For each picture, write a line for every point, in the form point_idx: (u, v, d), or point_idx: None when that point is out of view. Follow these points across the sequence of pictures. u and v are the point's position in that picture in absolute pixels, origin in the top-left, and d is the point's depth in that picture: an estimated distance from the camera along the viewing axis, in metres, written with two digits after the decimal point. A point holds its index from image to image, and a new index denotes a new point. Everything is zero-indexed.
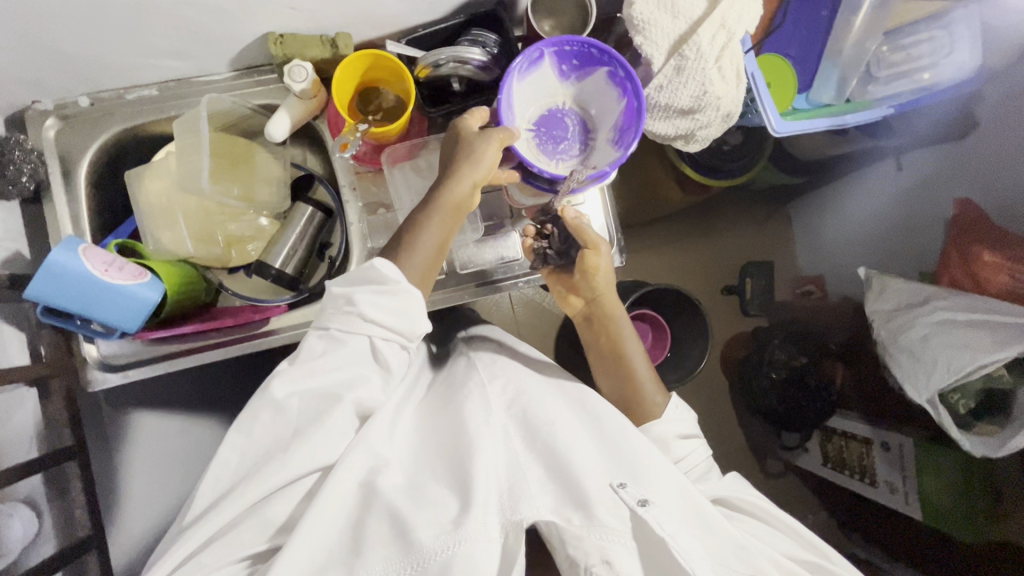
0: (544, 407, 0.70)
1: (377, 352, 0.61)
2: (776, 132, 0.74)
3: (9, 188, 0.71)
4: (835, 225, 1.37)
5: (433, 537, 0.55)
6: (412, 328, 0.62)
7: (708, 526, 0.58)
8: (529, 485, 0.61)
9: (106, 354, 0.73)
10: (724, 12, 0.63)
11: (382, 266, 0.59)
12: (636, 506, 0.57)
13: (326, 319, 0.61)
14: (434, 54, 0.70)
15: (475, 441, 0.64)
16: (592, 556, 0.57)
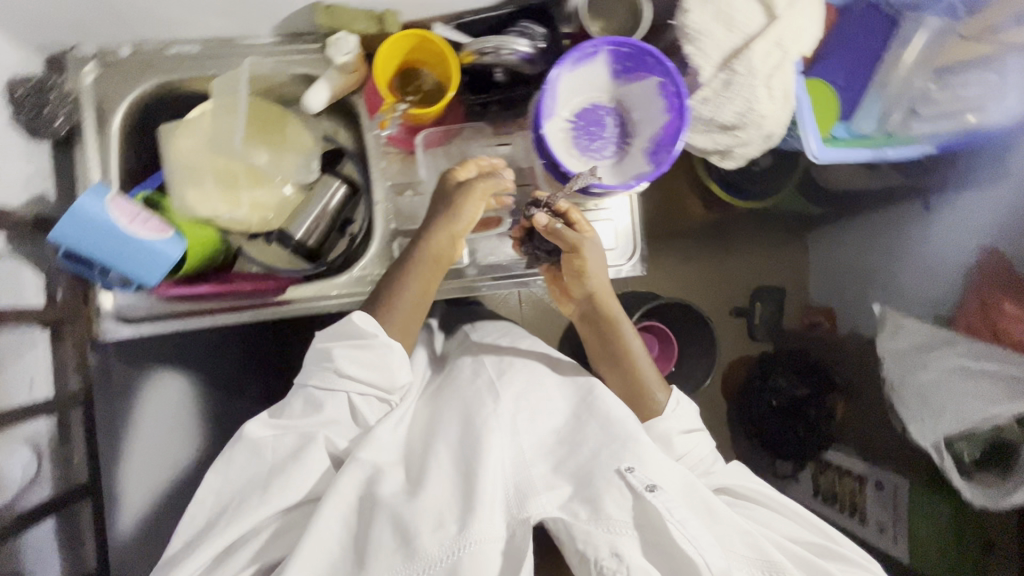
0: (550, 409, 0.72)
1: (352, 405, 0.69)
2: (816, 158, 0.73)
3: (41, 128, 0.71)
4: (851, 257, 1.30)
5: (437, 545, 0.57)
6: (389, 380, 0.69)
7: (713, 514, 0.60)
8: (534, 483, 0.62)
9: (121, 305, 0.74)
10: (780, 30, 0.62)
11: (361, 322, 0.67)
12: (645, 492, 0.58)
13: (308, 375, 0.68)
14: (481, 42, 0.71)
15: (485, 437, 0.66)
16: (602, 550, 0.56)
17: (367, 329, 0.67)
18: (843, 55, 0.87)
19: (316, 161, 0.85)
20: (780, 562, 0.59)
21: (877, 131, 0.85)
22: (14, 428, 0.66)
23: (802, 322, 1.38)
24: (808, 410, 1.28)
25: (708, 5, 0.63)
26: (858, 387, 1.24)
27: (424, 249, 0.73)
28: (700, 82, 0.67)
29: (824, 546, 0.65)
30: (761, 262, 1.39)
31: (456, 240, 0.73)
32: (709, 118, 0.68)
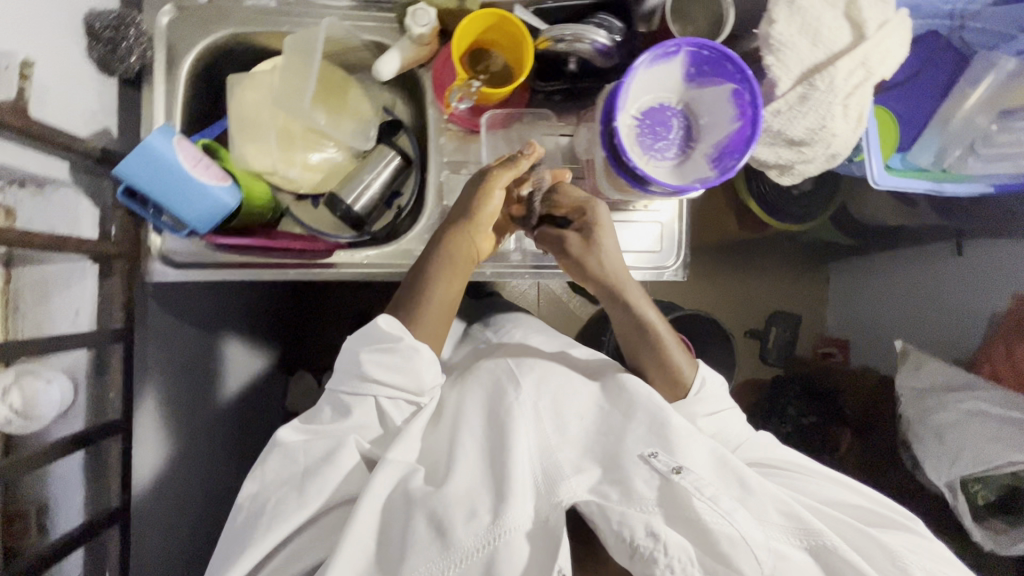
0: (573, 399, 0.72)
1: (381, 410, 0.67)
2: (875, 184, 0.74)
3: (115, 63, 0.70)
4: (872, 292, 1.32)
5: (473, 535, 0.57)
6: (417, 384, 0.68)
7: (748, 489, 0.61)
8: (562, 468, 0.63)
9: (171, 249, 0.75)
10: (867, 50, 0.62)
11: (385, 326, 0.66)
12: (673, 474, 0.59)
13: (337, 383, 0.68)
14: (559, 29, 0.70)
15: (510, 425, 0.67)
16: (638, 530, 0.56)
17: (392, 332, 0.66)
18: (908, 84, 0.86)
19: (374, 131, 0.85)
20: (823, 531, 0.59)
21: (932, 166, 0.85)
22: (53, 356, 0.67)
23: (815, 352, 1.39)
24: (814, 437, 1.31)
25: (794, 18, 0.62)
26: None
27: (455, 246, 0.71)
28: (775, 95, 0.66)
29: (864, 510, 0.67)
30: (781, 285, 1.40)
31: (481, 239, 0.73)
32: (778, 130, 0.68)
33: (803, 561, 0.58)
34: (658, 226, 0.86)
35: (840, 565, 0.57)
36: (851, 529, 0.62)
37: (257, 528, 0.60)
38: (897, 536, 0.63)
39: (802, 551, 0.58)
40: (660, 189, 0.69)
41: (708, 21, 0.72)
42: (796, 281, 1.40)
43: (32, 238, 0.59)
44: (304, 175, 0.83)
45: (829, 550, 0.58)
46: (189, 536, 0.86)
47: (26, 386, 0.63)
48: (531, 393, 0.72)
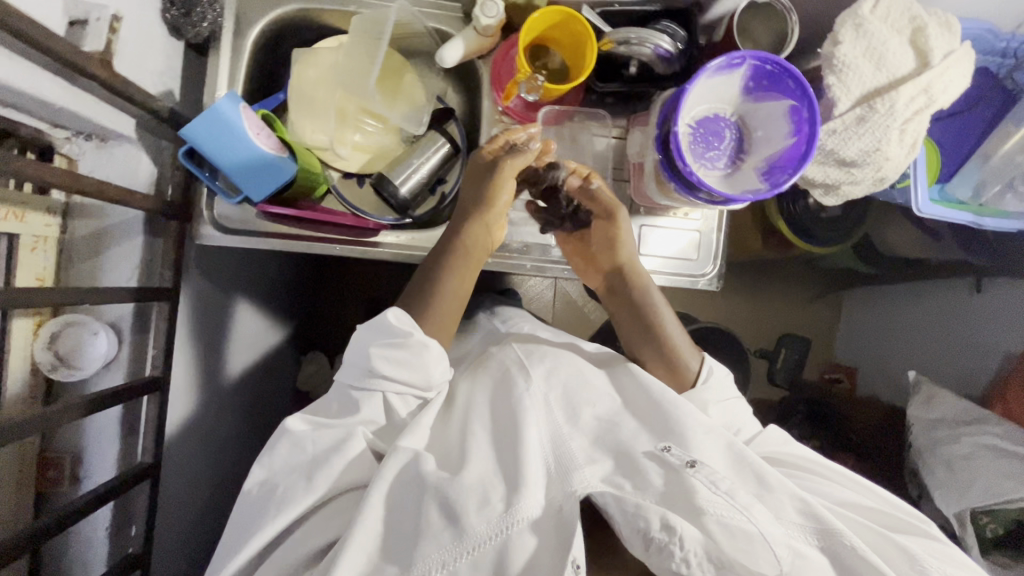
0: (586, 390, 0.70)
1: (388, 403, 0.66)
2: (920, 213, 0.78)
3: (186, 29, 0.71)
4: (887, 322, 1.34)
5: (486, 522, 0.54)
6: (426, 380, 0.67)
7: (765, 485, 0.60)
8: (574, 458, 0.61)
9: (223, 214, 0.75)
10: (931, 78, 0.64)
11: (394, 321, 0.66)
12: (686, 468, 0.58)
13: (348, 376, 0.66)
14: (624, 32, 0.71)
15: (521, 417, 0.65)
16: (654, 522, 0.54)
17: (399, 327, 0.66)
18: (955, 119, 0.87)
19: (427, 117, 0.85)
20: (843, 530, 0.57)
21: (971, 199, 0.87)
22: (102, 308, 0.68)
23: (821, 377, 1.43)
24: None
25: (860, 40, 0.64)
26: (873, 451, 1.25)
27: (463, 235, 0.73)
28: (833, 114, 0.68)
29: (882, 515, 0.65)
30: (791, 311, 1.44)
31: (488, 229, 0.74)
32: (832, 150, 0.69)
33: (824, 563, 0.55)
34: (697, 234, 0.87)
35: (857, 565, 0.55)
36: (870, 532, 0.61)
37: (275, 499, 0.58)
38: (916, 541, 0.62)
39: (820, 551, 0.56)
40: (709, 196, 0.71)
41: (770, 40, 0.74)
42: (806, 306, 1.44)
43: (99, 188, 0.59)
44: (354, 155, 0.84)
45: (849, 549, 0.56)
46: (183, 501, 0.84)
47: (73, 335, 0.65)
48: (542, 385, 0.70)
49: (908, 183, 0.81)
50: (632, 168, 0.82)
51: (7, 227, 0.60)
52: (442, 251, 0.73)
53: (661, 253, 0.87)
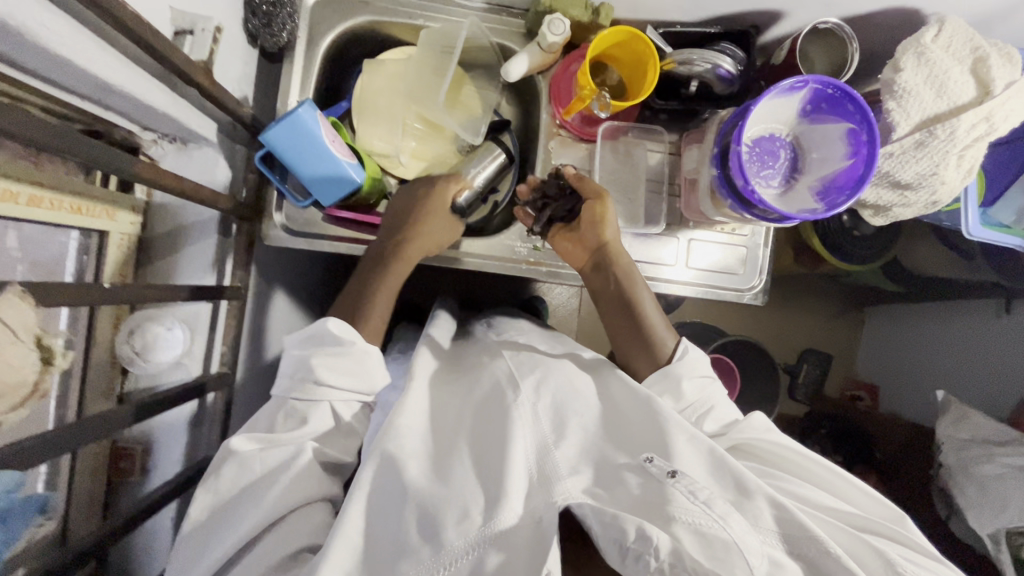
0: (574, 394, 0.63)
1: (337, 411, 0.64)
2: (970, 235, 0.81)
3: (267, 38, 0.75)
4: (913, 339, 1.32)
5: (463, 537, 0.50)
6: (371, 384, 0.66)
7: (744, 492, 0.53)
8: (557, 467, 0.55)
9: (291, 218, 0.78)
10: (993, 107, 0.66)
11: (334, 328, 0.65)
12: (667, 478, 0.52)
13: (286, 390, 0.63)
14: (686, 53, 0.74)
15: (509, 430, 0.58)
16: (629, 533, 0.48)
17: (341, 336, 0.65)
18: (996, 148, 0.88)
19: (484, 127, 0.85)
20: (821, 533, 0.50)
21: (1015, 223, 0.86)
22: (178, 305, 0.70)
23: (842, 395, 1.43)
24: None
25: (922, 68, 0.66)
26: (897, 469, 1.24)
27: (397, 245, 0.75)
28: (891, 138, 0.70)
29: (865, 520, 0.57)
30: (814, 327, 1.46)
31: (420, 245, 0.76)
32: (888, 173, 0.71)
33: (799, 571, 0.49)
34: (744, 249, 0.89)
35: (830, 565, 0.49)
36: (842, 532, 0.54)
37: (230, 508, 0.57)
38: (897, 547, 0.55)
39: (792, 559, 0.50)
40: (763, 213, 0.72)
41: (827, 66, 0.76)
42: (830, 321, 1.45)
43: (207, 193, 0.61)
44: (412, 163, 0.86)
45: (826, 554, 0.49)
46: None
47: (148, 331, 0.67)
48: (531, 396, 0.62)
49: (957, 207, 0.84)
50: (684, 183, 0.84)
51: (98, 224, 0.62)
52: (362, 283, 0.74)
53: (704, 268, 0.88)
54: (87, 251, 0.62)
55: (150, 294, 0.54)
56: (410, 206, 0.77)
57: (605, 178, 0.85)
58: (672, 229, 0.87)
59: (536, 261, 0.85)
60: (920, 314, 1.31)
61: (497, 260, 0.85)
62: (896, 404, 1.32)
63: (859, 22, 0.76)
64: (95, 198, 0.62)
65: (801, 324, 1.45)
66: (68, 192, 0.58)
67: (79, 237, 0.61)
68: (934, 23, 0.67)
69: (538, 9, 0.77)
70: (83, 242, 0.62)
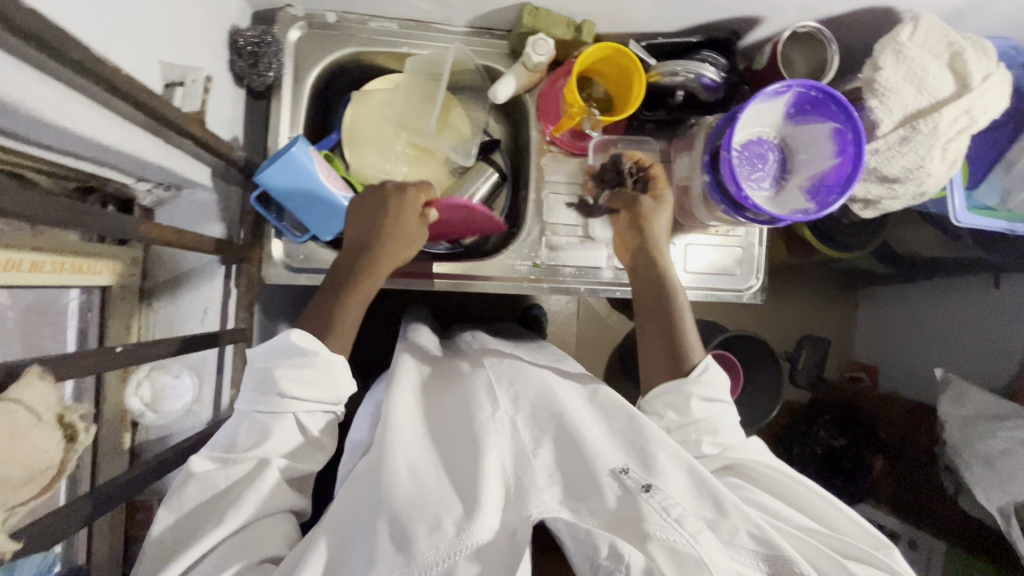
0: (553, 397, 0.63)
1: (302, 424, 0.61)
2: (958, 221, 0.84)
3: (254, 79, 0.75)
4: (906, 319, 1.35)
5: (435, 548, 0.49)
6: (337, 396, 0.63)
7: (721, 510, 0.52)
8: (536, 477, 0.54)
9: (291, 254, 0.78)
10: (972, 100, 0.68)
11: (298, 339, 0.61)
12: (640, 492, 0.52)
13: (251, 402, 0.60)
14: (671, 65, 0.75)
15: (481, 442, 0.57)
16: (602, 549, 0.47)
17: (306, 347, 0.61)
18: (978, 133, 0.90)
19: (475, 148, 0.85)
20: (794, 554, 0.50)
21: (999, 205, 0.88)
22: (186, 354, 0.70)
23: (843, 376, 1.45)
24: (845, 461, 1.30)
25: (901, 66, 0.67)
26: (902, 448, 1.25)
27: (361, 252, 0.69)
28: (876, 135, 0.71)
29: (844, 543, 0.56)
30: (811, 315, 1.47)
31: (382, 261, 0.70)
32: (875, 168, 0.73)
33: None
34: (739, 249, 0.90)
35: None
36: (822, 556, 0.53)
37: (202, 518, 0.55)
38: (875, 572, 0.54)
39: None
40: (756, 216, 0.73)
41: (809, 67, 0.78)
42: (826, 306, 1.47)
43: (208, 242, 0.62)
44: None
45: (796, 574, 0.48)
46: None
47: (156, 380, 0.68)
48: (509, 408, 0.62)
49: (942, 194, 0.86)
50: (677, 190, 0.85)
51: (101, 281, 0.63)
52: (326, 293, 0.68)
53: (701, 271, 0.89)
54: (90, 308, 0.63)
55: (158, 350, 0.54)
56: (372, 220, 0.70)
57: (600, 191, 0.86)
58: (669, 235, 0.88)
59: (537, 278, 0.85)
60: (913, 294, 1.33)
61: (500, 279, 0.85)
62: (895, 382, 1.33)
63: (835, 23, 0.77)
64: (96, 255, 0.62)
65: (798, 311, 1.47)
66: (68, 252, 0.58)
67: (81, 295, 0.63)
68: (910, 20, 0.69)
69: (521, 30, 0.78)
70: (84, 300, 0.63)
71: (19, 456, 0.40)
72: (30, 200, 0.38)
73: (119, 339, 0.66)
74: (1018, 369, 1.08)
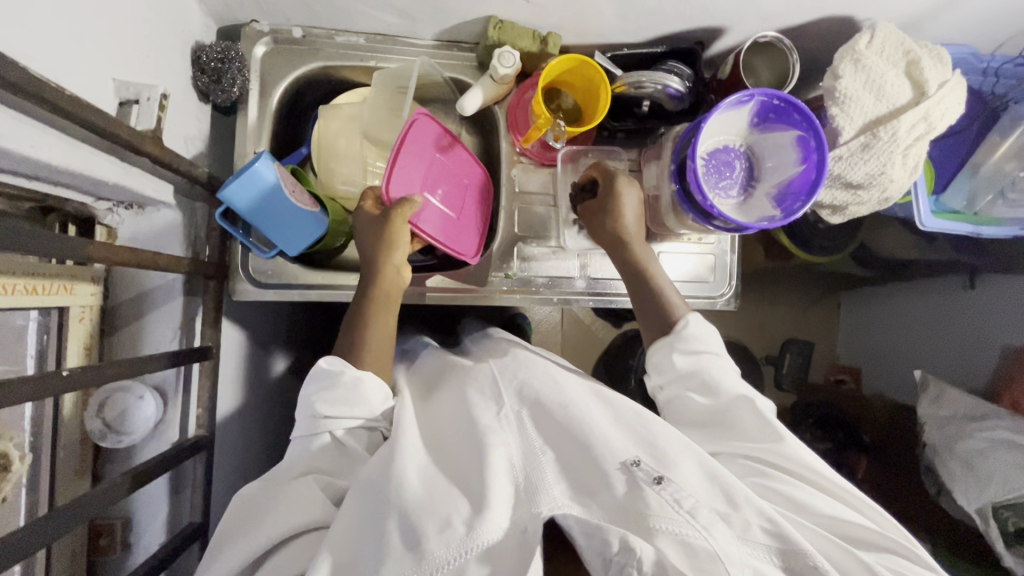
0: (558, 390, 0.62)
1: (343, 443, 0.62)
2: (922, 225, 0.85)
3: (219, 94, 0.74)
4: (884, 321, 1.36)
5: (445, 546, 0.48)
6: (372, 410, 0.63)
7: (733, 504, 0.51)
8: (544, 474, 0.53)
9: (257, 269, 0.77)
10: (929, 107, 0.69)
11: (329, 362, 0.63)
12: (652, 484, 0.51)
13: (296, 427, 0.63)
14: (636, 75, 0.75)
15: (487, 437, 0.57)
16: (613, 544, 0.47)
17: (333, 367, 0.63)
18: (942, 139, 0.91)
19: None
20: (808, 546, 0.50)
21: (965, 208, 0.90)
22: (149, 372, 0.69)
23: (826, 379, 1.42)
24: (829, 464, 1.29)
25: (859, 74, 0.68)
26: (885, 451, 1.24)
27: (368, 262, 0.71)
28: (838, 142, 0.72)
29: (853, 527, 0.57)
30: (793, 319, 1.47)
31: (399, 268, 0.72)
32: (839, 174, 0.74)
33: None
34: (712, 256, 0.90)
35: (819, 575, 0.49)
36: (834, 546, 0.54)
37: (234, 539, 0.56)
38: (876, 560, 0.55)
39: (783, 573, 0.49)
40: (724, 224, 0.73)
41: (772, 76, 0.79)
42: (808, 310, 1.48)
43: (169, 259, 0.61)
44: None
45: (813, 569, 0.48)
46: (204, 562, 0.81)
47: (120, 402, 0.66)
48: (514, 403, 0.62)
49: (909, 199, 0.88)
50: (647, 199, 0.86)
51: (57, 302, 0.61)
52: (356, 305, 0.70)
53: (675, 278, 0.89)
54: (48, 329, 0.62)
55: (115, 369, 0.52)
56: (373, 234, 0.72)
57: None
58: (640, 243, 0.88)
59: (509, 289, 0.85)
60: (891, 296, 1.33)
61: (471, 290, 0.84)
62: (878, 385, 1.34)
63: (797, 32, 0.78)
64: (51, 275, 0.60)
65: (778, 315, 1.47)
66: (21, 274, 0.57)
67: (38, 316, 0.61)
68: (866, 29, 0.70)
69: (487, 43, 0.78)
70: (42, 321, 0.61)
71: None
72: None
73: (77, 360, 0.64)
74: (996, 368, 1.08)
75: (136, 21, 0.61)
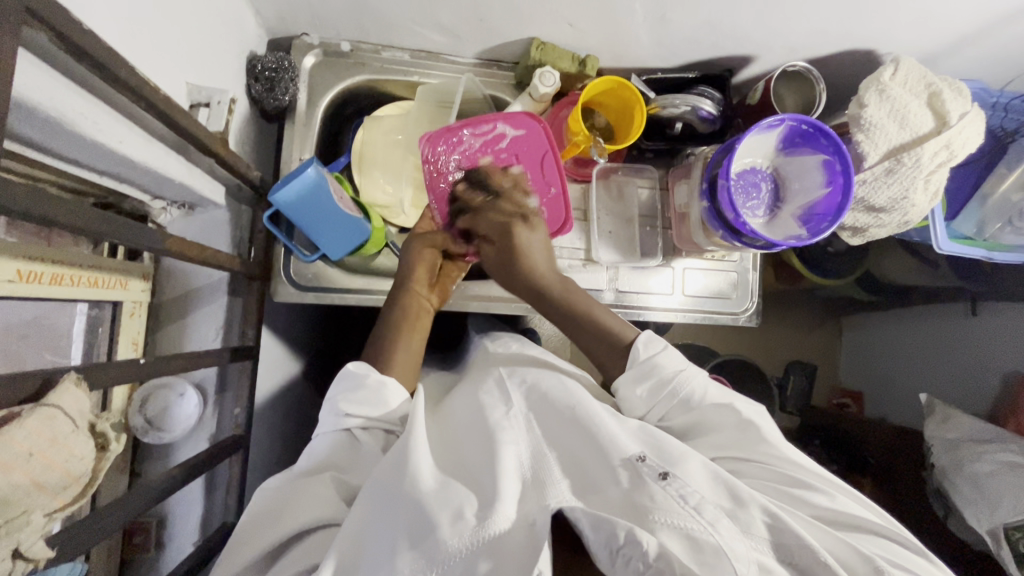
0: (564, 391, 0.65)
1: (359, 441, 0.61)
2: (940, 249, 0.88)
3: (269, 102, 0.77)
4: (886, 343, 1.38)
5: (458, 536, 0.46)
6: (391, 411, 0.63)
7: (738, 500, 0.52)
8: (551, 473, 0.53)
9: (292, 267, 0.78)
10: (950, 136, 0.73)
11: (354, 366, 0.65)
12: (656, 480, 0.51)
13: (320, 420, 0.63)
14: (668, 98, 0.80)
15: (496, 436, 0.57)
16: (619, 536, 0.46)
17: (359, 371, 0.64)
18: (955, 168, 0.95)
19: None
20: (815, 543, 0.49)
21: (976, 234, 0.93)
22: (190, 370, 0.69)
23: (830, 402, 1.47)
24: None
25: (884, 102, 0.72)
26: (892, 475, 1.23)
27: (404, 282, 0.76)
28: (863, 166, 0.76)
29: (857, 522, 0.55)
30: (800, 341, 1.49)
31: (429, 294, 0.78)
32: (863, 197, 0.78)
33: None
34: (734, 273, 0.93)
35: (812, 565, 0.49)
36: (826, 535, 0.52)
37: (254, 534, 0.54)
38: (880, 553, 0.52)
39: (783, 567, 0.49)
40: (751, 241, 0.76)
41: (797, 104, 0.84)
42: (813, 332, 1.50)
43: (221, 256, 0.62)
44: (413, 212, 0.87)
45: (818, 561, 0.48)
46: None
47: (160, 398, 0.67)
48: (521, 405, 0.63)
49: (925, 224, 0.91)
50: (675, 216, 0.89)
51: (113, 296, 0.63)
52: (387, 324, 0.73)
53: (698, 294, 0.91)
54: (100, 323, 0.63)
55: (174, 363, 0.53)
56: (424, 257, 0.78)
57: (602, 215, 0.89)
58: (667, 257, 0.90)
59: None
60: (895, 320, 1.37)
61: (504, 299, 0.87)
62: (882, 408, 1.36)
63: (823, 63, 0.83)
64: (108, 270, 0.62)
65: (784, 337, 1.51)
66: (85, 267, 0.59)
67: (91, 310, 0.62)
68: (891, 62, 0.74)
69: (528, 63, 0.82)
70: (96, 316, 0.62)
71: (58, 461, 0.43)
72: (45, 204, 0.37)
73: (126, 355, 0.65)
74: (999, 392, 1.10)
75: (204, 29, 0.63)
